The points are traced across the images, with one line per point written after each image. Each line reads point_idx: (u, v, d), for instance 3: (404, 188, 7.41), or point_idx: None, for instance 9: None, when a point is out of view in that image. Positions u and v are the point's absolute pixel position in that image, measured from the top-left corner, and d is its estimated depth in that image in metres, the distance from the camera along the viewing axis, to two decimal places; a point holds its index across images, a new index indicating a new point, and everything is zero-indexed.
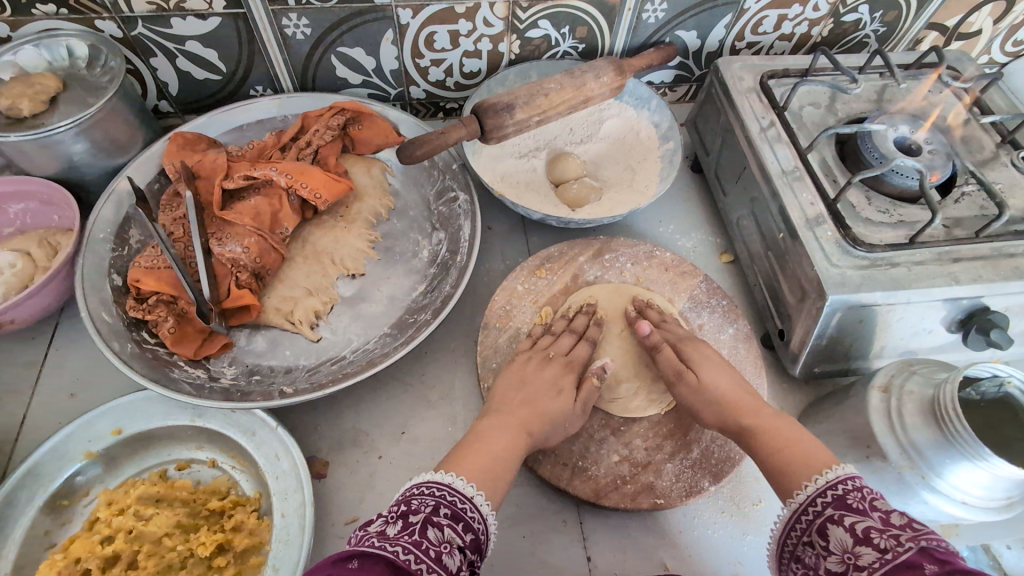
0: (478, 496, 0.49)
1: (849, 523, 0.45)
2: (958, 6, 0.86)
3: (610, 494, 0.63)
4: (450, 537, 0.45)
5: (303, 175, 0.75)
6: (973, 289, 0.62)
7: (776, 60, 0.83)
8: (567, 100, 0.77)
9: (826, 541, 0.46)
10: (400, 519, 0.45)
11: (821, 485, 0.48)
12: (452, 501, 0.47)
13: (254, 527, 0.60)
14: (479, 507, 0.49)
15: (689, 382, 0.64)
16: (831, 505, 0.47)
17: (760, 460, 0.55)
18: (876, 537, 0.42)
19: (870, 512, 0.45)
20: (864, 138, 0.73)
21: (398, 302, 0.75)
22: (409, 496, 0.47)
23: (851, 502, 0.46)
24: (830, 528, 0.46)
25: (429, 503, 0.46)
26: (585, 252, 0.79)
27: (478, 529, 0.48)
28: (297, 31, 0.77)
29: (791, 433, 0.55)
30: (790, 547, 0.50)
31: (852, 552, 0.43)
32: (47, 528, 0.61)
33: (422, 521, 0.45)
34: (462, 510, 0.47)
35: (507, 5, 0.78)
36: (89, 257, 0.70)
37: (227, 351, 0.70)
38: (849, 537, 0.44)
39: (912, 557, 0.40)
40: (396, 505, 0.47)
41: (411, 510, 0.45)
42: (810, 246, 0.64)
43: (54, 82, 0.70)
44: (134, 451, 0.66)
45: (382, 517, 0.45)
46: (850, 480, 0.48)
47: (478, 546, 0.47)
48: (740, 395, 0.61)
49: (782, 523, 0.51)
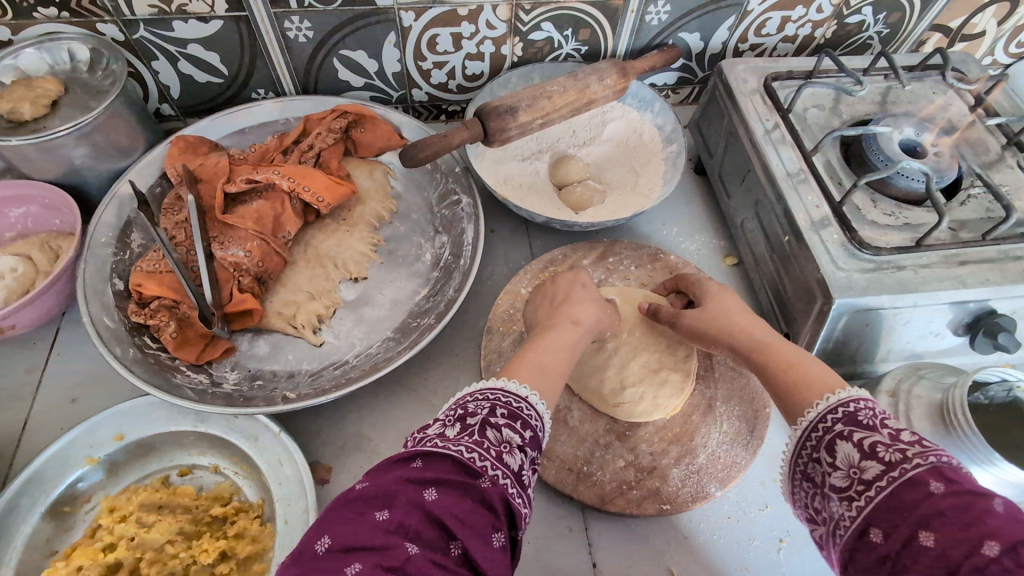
0: (533, 396, 0.49)
1: (858, 438, 0.44)
2: (961, 7, 0.86)
3: (616, 500, 0.62)
4: (509, 438, 0.44)
5: (306, 178, 0.74)
6: (980, 292, 0.62)
7: (779, 62, 0.83)
8: (570, 102, 0.76)
9: (833, 458, 0.45)
10: (457, 422, 0.44)
11: (831, 404, 0.47)
12: (507, 402, 0.47)
13: (258, 533, 0.60)
14: (535, 406, 0.48)
15: (695, 322, 0.64)
16: (841, 421, 0.45)
17: (771, 384, 0.54)
18: (882, 451, 0.42)
19: (880, 427, 0.43)
20: (869, 141, 0.72)
21: (400, 306, 0.75)
22: (464, 401, 0.47)
23: (861, 419, 0.45)
24: (838, 445, 0.45)
25: (485, 406, 0.46)
26: (589, 255, 0.79)
27: (536, 426, 0.47)
28: (299, 34, 0.77)
29: (796, 354, 0.55)
30: (801, 467, 0.48)
31: (858, 467, 0.42)
32: (49, 536, 0.60)
33: (480, 422, 0.44)
34: (518, 409, 0.47)
35: (510, 7, 0.78)
36: (90, 263, 0.69)
37: (229, 356, 0.70)
38: (855, 453, 0.43)
39: (919, 474, 0.39)
40: (452, 409, 0.46)
41: (468, 413, 0.45)
42: (816, 248, 0.64)
43: (54, 86, 0.70)
44: (136, 458, 0.65)
45: (440, 421, 0.45)
46: (862, 399, 0.46)
47: (536, 443, 0.47)
48: (747, 320, 0.60)
49: (794, 443, 0.49)
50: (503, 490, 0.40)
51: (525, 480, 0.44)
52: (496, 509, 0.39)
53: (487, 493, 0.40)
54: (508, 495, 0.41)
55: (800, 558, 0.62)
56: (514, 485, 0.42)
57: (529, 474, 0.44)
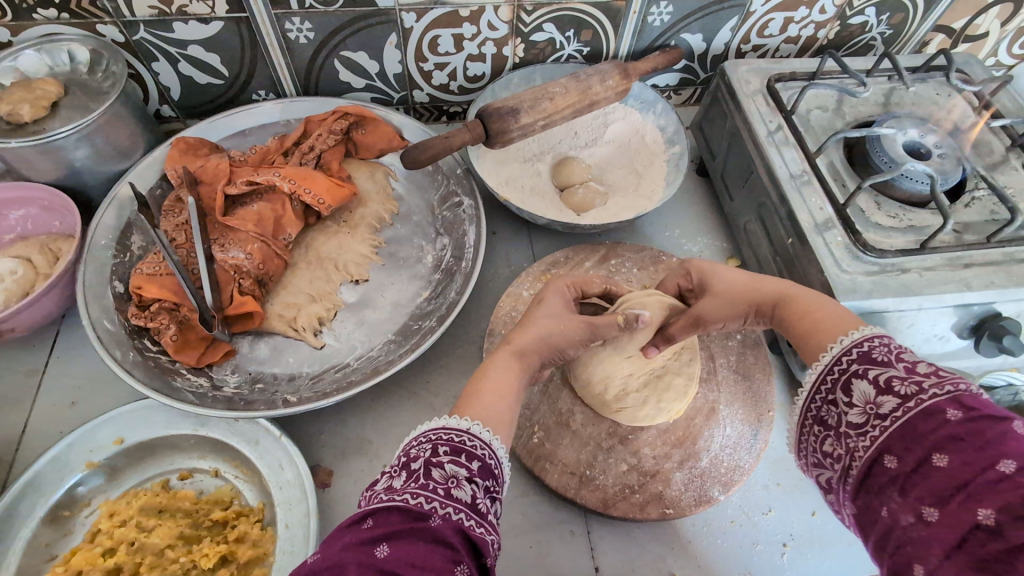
0: (475, 427, 0.48)
1: (873, 375, 0.44)
2: (964, 8, 0.86)
3: (618, 504, 0.62)
4: (456, 472, 0.43)
5: (306, 180, 0.74)
6: (985, 295, 0.61)
7: (782, 63, 0.83)
8: (572, 103, 0.76)
9: (849, 397, 0.45)
10: (402, 470, 0.43)
11: (848, 343, 0.47)
12: (449, 439, 0.46)
13: (258, 538, 0.60)
14: (478, 436, 0.47)
15: (705, 303, 0.62)
16: (856, 361, 0.46)
17: (790, 332, 0.55)
18: (898, 385, 0.42)
19: (895, 362, 0.44)
20: (873, 142, 0.72)
21: (401, 308, 0.74)
22: (408, 448, 0.46)
23: (876, 356, 0.45)
24: (854, 383, 0.45)
25: (427, 447, 0.45)
26: (591, 257, 0.78)
27: (484, 455, 0.46)
28: (300, 35, 0.77)
29: (815, 298, 0.55)
30: (812, 412, 0.48)
31: (874, 402, 0.43)
32: (48, 540, 0.60)
33: (424, 464, 0.43)
34: (461, 443, 0.46)
35: (512, 8, 0.78)
36: (90, 266, 0.69)
37: (229, 359, 0.69)
38: (872, 389, 0.43)
39: (937, 403, 0.39)
40: (397, 458, 0.45)
41: (411, 458, 0.44)
42: (820, 251, 0.64)
43: (54, 87, 0.69)
44: (136, 461, 0.65)
45: (385, 474, 0.43)
46: (877, 337, 0.47)
47: (488, 471, 0.46)
48: (755, 276, 0.60)
49: (808, 389, 0.49)
50: (456, 525, 0.39)
51: (483, 508, 0.43)
52: (454, 544, 0.38)
53: (441, 532, 0.38)
54: (464, 528, 0.40)
55: (803, 563, 0.62)
56: (470, 516, 0.41)
57: (487, 503, 0.43)
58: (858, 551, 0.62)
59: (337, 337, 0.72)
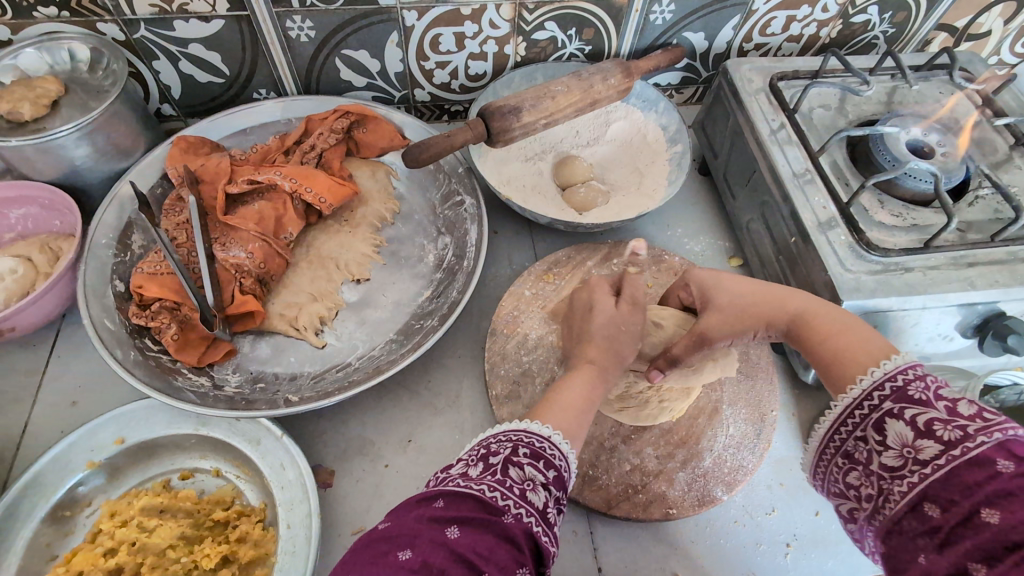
0: (556, 436, 0.48)
1: (912, 416, 0.43)
2: (967, 6, 0.85)
3: (621, 504, 0.62)
4: (532, 476, 0.43)
5: (307, 179, 0.74)
6: (989, 294, 0.61)
7: (785, 61, 0.82)
8: (574, 102, 0.76)
9: (883, 436, 0.44)
10: (480, 462, 0.44)
11: (880, 375, 0.46)
12: (529, 442, 0.46)
13: (260, 538, 0.59)
14: (558, 445, 0.47)
15: (708, 319, 0.59)
16: (890, 399, 0.45)
17: (813, 354, 0.53)
18: (940, 429, 0.40)
19: (934, 402, 0.43)
20: (876, 140, 0.72)
21: (403, 307, 0.74)
22: (487, 442, 0.47)
23: (913, 393, 0.44)
24: (889, 422, 0.44)
25: (507, 445, 0.45)
26: (593, 256, 0.78)
27: (560, 466, 0.46)
28: (300, 34, 0.76)
29: (836, 318, 0.54)
30: (837, 444, 0.48)
31: (912, 446, 0.41)
32: (49, 540, 0.60)
33: (502, 461, 0.44)
34: (541, 448, 0.46)
35: (514, 6, 0.77)
36: (91, 264, 0.69)
37: (231, 358, 0.69)
38: (910, 431, 0.42)
39: (983, 452, 0.38)
40: (474, 449, 0.46)
41: (490, 452, 0.45)
42: (824, 250, 0.63)
43: (54, 86, 0.69)
44: (138, 461, 0.65)
45: (462, 461, 0.44)
46: (910, 371, 0.45)
47: (561, 483, 0.46)
48: (761, 288, 0.58)
49: (832, 419, 0.49)
50: (526, 528, 0.39)
51: (551, 518, 0.42)
52: (520, 547, 0.38)
53: (510, 530, 0.38)
54: (532, 532, 0.39)
55: (807, 563, 0.61)
56: (539, 522, 0.40)
57: (555, 514, 0.43)
58: (861, 550, 0.62)
59: (338, 336, 0.72)
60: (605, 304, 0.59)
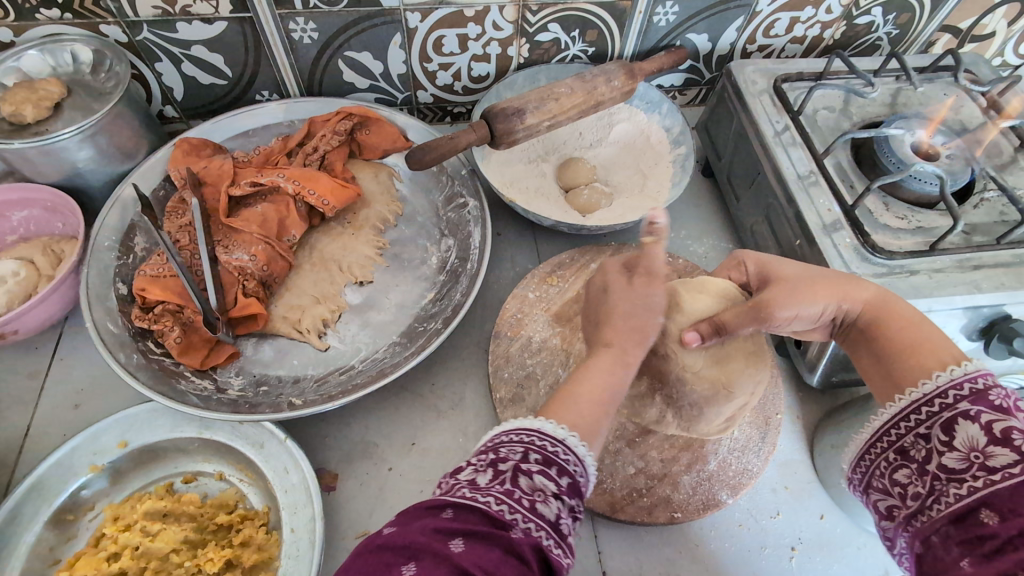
0: (571, 438, 0.46)
1: (988, 421, 0.42)
2: (971, 8, 0.85)
3: (626, 508, 0.61)
4: (544, 485, 0.42)
5: (310, 181, 0.74)
6: (995, 297, 0.61)
7: (789, 63, 0.82)
8: (578, 104, 0.75)
9: (949, 437, 0.43)
10: (490, 468, 0.43)
11: (959, 375, 0.45)
12: (542, 446, 0.45)
13: (263, 542, 0.59)
14: (574, 449, 0.46)
15: (774, 290, 0.56)
16: (966, 399, 0.43)
17: (877, 346, 0.52)
18: (1018, 439, 0.40)
19: (1014, 412, 0.42)
20: (881, 143, 0.71)
21: (406, 310, 0.74)
22: (497, 443, 0.45)
23: (994, 399, 0.43)
24: (959, 423, 0.43)
25: (518, 450, 0.44)
26: (596, 259, 0.78)
27: (575, 471, 0.45)
28: (303, 36, 0.76)
29: (907, 314, 0.52)
30: (894, 439, 0.47)
31: (982, 451, 0.41)
32: (52, 544, 0.60)
33: (513, 469, 0.42)
34: (554, 454, 0.44)
35: (517, 8, 0.77)
36: (94, 267, 0.69)
37: (234, 361, 0.69)
38: (983, 436, 0.41)
39: None
40: (483, 452, 0.44)
41: (501, 458, 0.43)
42: (829, 253, 0.63)
43: (57, 88, 0.69)
44: (140, 465, 0.64)
45: (471, 465, 0.43)
46: (991, 377, 0.44)
47: (575, 489, 0.44)
48: (831, 273, 0.56)
49: (896, 410, 0.48)
50: (536, 542, 0.38)
51: (564, 529, 0.41)
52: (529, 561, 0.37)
53: (516, 544, 0.37)
54: (542, 546, 0.39)
55: (812, 566, 0.61)
56: (551, 536, 0.40)
57: (568, 522, 0.42)
58: (866, 554, 0.62)
59: (340, 339, 0.72)
60: (618, 285, 0.58)
